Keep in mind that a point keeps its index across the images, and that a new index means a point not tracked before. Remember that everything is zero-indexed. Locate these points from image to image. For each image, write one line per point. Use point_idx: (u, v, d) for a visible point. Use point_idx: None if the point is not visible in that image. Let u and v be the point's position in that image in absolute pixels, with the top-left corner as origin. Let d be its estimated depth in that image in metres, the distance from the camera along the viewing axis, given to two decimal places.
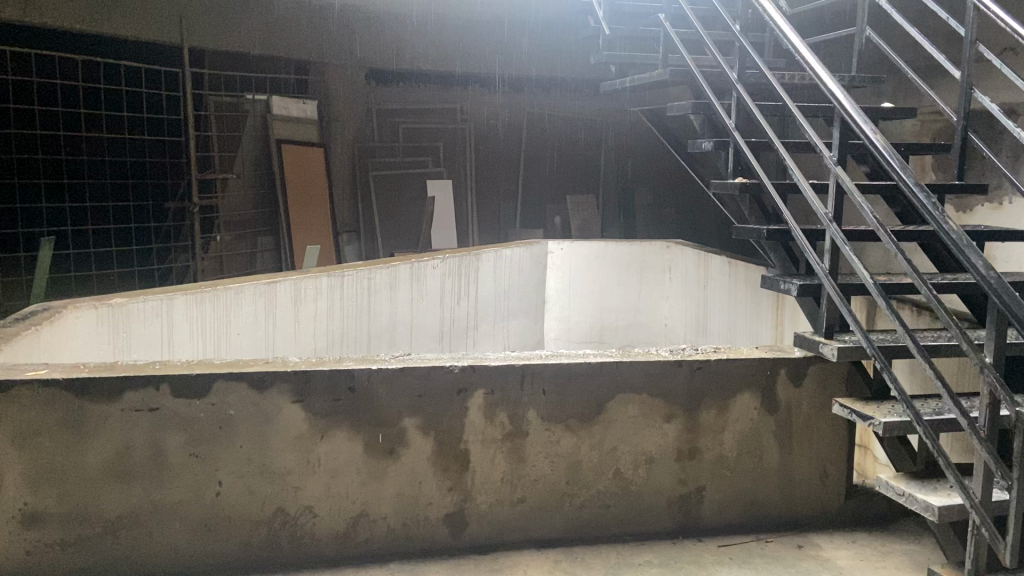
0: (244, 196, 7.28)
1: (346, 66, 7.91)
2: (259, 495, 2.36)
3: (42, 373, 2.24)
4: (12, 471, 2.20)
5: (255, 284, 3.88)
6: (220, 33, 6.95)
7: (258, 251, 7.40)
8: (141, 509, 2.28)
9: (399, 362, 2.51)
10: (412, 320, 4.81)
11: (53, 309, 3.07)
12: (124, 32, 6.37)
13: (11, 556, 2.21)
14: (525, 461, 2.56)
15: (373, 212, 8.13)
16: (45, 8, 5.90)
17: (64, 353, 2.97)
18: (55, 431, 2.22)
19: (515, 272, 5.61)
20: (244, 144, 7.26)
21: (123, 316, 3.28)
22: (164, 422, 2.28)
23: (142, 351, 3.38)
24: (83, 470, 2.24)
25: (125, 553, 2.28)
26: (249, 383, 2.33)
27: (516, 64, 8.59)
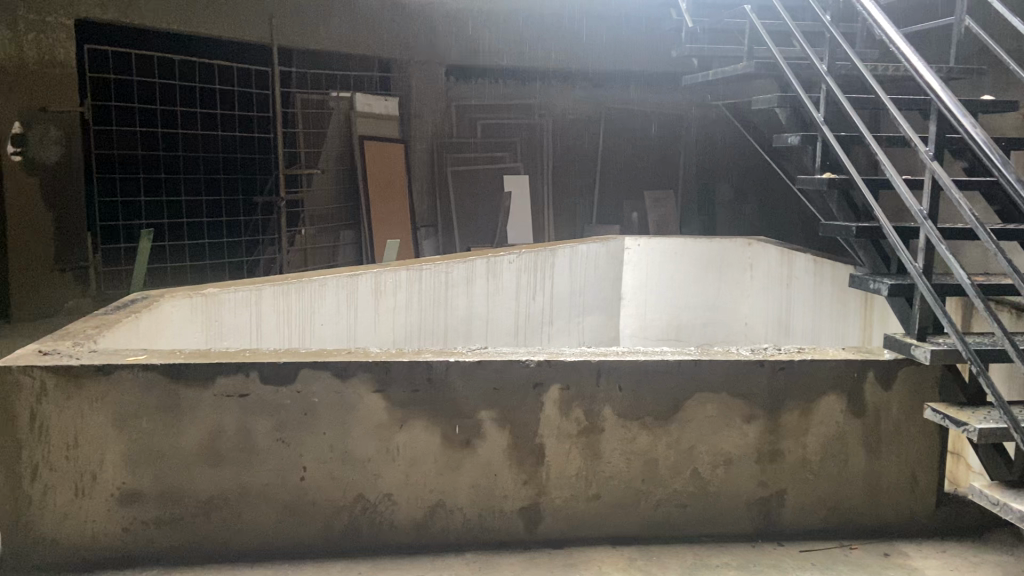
0: (328, 192, 7.44)
1: (427, 62, 8.01)
2: (340, 481, 2.43)
3: (141, 358, 2.36)
4: (112, 451, 2.32)
5: (337, 276, 3.98)
6: (306, 38, 7.07)
7: (340, 245, 7.57)
8: (230, 491, 2.38)
9: (476, 354, 2.53)
10: (488, 315, 4.86)
11: (151, 297, 3.22)
12: (221, 32, 6.49)
13: (112, 531, 2.33)
14: (601, 457, 2.55)
15: (450, 208, 8.20)
16: (146, 10, 6.00)
17: (160, 339, 3.11)
18: (152, 414, 2.33)
19: (592, 268, 5.58)
20: (330, 141, 7.33)
21: (215, 306, 3.41)
22: (253, 408, 2.37)
23: (233, 338, 3.50)
24: (177, 451, 2.34)
25: (215, 533, 2.38)
26: (332, 372, 2.40)
27: (594, 58, 8.59)
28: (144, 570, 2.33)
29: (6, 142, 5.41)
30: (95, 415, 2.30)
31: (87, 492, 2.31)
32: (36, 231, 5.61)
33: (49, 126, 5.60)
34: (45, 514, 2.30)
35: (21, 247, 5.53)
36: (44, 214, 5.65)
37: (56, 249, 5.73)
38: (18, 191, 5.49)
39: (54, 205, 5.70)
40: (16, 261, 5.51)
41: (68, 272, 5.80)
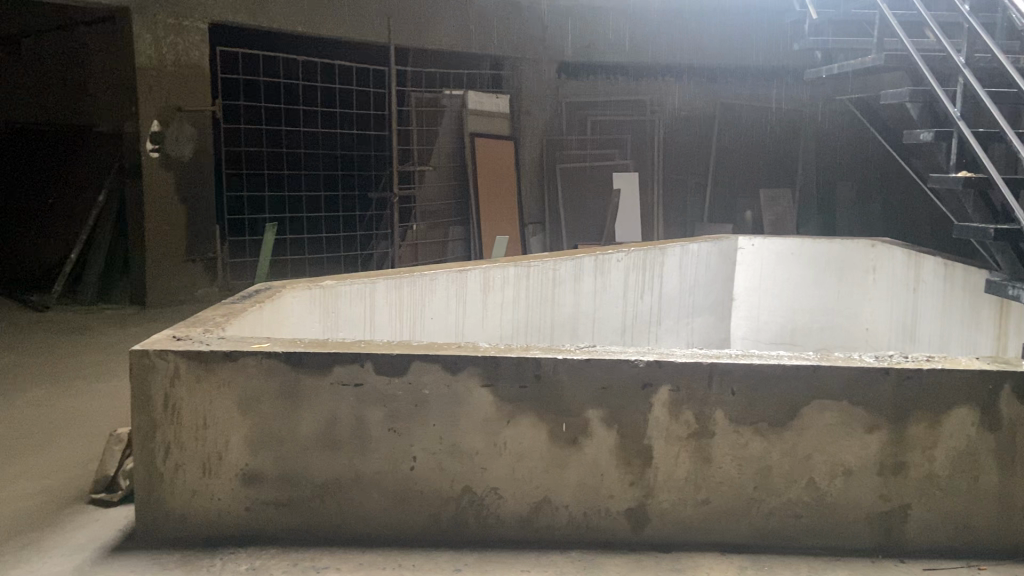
0: (437, 188, 7.56)
1: (540, 59, 8.02)
2: (449, 473, 2.47)
3: (265, 346, 2.47)
4: (236, 433, 2.44)
5: (448, 271, 4.05)
6: (420, 38, 7.20)
7: (449, 240, 7.69)
8: (344, 477, 2.46)
9: (585, 352, 2.52)
10: (596, 312, 4.83)
11: (274, 289, 3.37)
12: (342, 33, 6.70)
13: (234, 510, 2.45)
14: (711, 461, 2.49)
15: (558, 204, 8.20)
16: (273, 13, 6.27)
17: (281, 328, 3.24)
18: (274, 399, 2.43)
19: (702, 267, 5.46)
20: (441, 138, 7.53)
21: (332, 297, 3.53)
22: (367, 397, 2.45)
23: (348, 330, 3.62)
24: (296, 436, 2.45)
25: (329, 517, 2.47)
26: (443, 365, 2.44)
27: (708, 54, 8.44)
28: (263, 548, 2.43)
29: (145, 138, 5.73)
30: (223, 398, 2.43)
31: (214, 471, 2.44)
32: (170, 222, 5.92)
33: (183, 124, 5.93)
34: (176, 491, 2.44)
35: (157, 237, 5.84)
36: (178, 208, 5.97)
37: (187, 241, 6.04)
38: (155, 184, 5.82)
39: (187, 199, 6.02)
40: (153, 251, 5.83)
41: (197, 263, 6.13)
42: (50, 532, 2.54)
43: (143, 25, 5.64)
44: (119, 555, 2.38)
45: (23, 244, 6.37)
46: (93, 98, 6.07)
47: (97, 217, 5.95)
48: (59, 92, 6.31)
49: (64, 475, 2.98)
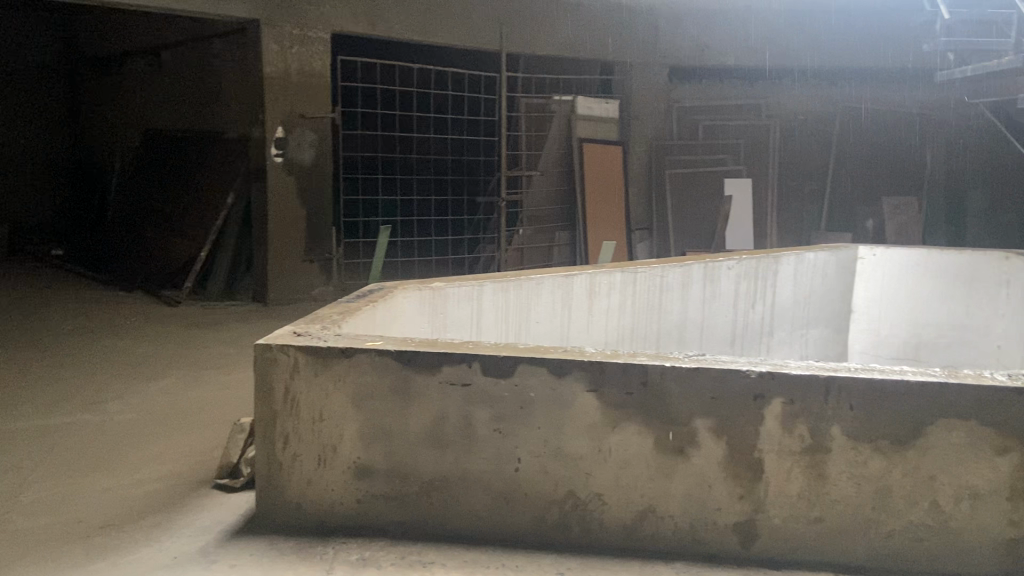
0: (544, 192, 7.59)
1: (652, 64, 7.92)
2: (553, 476, 2.48)
3: (378, 344, 2.55)
4: (350, 427, 2.53)
5: (554, 275, 4.07)
6: (532, 44, 7.26)
7: (555, 244, 7.67)
8: (451, 474, 2.50)
9: (694, 361, 2.48)
10: (703, 321, 4.73)
11: (386, 289, 3.46)
12: (455, 41, 6.84)
13: (347, 502, 2.54)
14: (826, 479, 2.40)
15: (667, 209, 8.09)
16: (390, 22, 6.47)
17: (392, 327, 3.33)
18: (386, 395, 2.51)
19: (819, 278, 5.26)
20: (549, 143, 7.56)
21: (441, 299, 3.60)
22: (475, 398, 2.49)
23: (456, 331, 3.68)
24: (406, 433, 2.51)
25: (436, 513, 2.52)
26: (549, 369, 2.46)
27: (829, 56, 8.14)
28: (373, 540, 2.51)
29: (269, 143, 6.03)
30: (337, 392, 2.52)
31: (328, 463, 2.54)
32: (290, 224, 6.18)
33: (305, 130, 6.17)
34: (292, 480, 2.55)
35: (277, 237, 6.12)
36: (297, 210, 6.21)
37: (305, 241, 6.28)
38: (278, 188, 6.10)
39: (305, 201, 6.25)
40: (274, 251, 6.12)
41: (314, 263, 6.34)
42: (178, 513, 2.70)
43: (271, 36, 5.94)
44: (240, 539, 2.50)
45: (156, 243, 6.76)
46: (226, 106, 6.50)
47: (225, 218, 6.32)
48: (200, 101, 6.82)
49: (192, 460, 3.17)
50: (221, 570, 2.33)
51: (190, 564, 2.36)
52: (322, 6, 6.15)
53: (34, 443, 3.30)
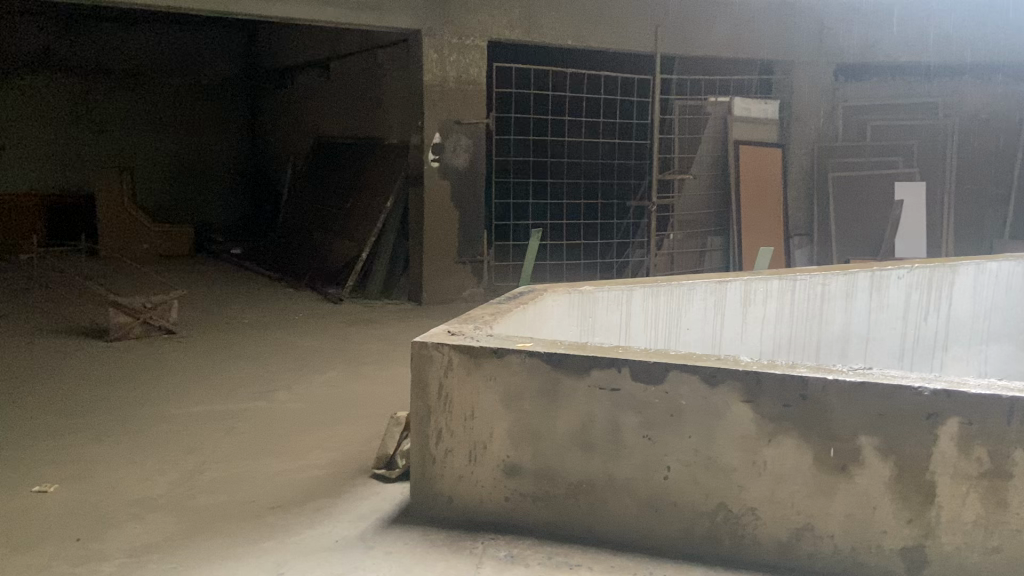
0: (698, 196, 7.43)
1: (815, 63, 7.56)
2: (704, 487, 2.41)
3: (529, 346, 2.59)
4: (500, 425, 2.57)
5: (707, 282, 3.96)
6: (688, 46, 7.11)
7: (707, 250, 7.51)
8: (599, 478, 2.50)
9: (859, 375, 2.34)
10: (869, 334, 4.46)
11: (537, 291, 3.49)
12: (609, 44, 6.80)
13: (495, 498, 2.59)
14: (1007, 507, 2.21)
15: (830, 216, 7.68)
16: (545, 29, 6.54)
17: (541, 330, 3.36)
18: (535, 396, 2.54)
19: (1002, 289, 4.83)
20: (704, 146, 7.41)
21: (590, 302, 3.58)
22: (624, 402, 2.47)
23: (604, 335, 3.66)
24: (554, 435, 2.53)
25: (583, 516, 2.52)
26: (701, 377, 2.39)
27: (1018, 49, 7.46)
28: (520, 538, 2.55)
29: (427, 149, 6.25)
30: (488, 391, 2.58)
31: (478, 460, 2.60)
32: (445, 227, 6.37)
33: (460, 136, 6.35)
34: (444, 475, 2.63)
35: (432, 240, 6.33)
36: (450, 213, 6.39)
37: (459, 244, 6.45)
38: (434, 192, 6.31)
39: (458, 204, 6.42)
40: (429, 253, 6.33)
41: (466, 265, 6.50)
42: (339, 499, 2.85)
43: (431, 46, 6.16)
44: (394, 529, 2.61)
45: (322, 243, 7.19)
46: (388, 113, 6.81)
47: (385, 220, 6.61)
48: (365, 109, 7.18)
49: (352, 449, 3.35)
50: (377, 557, 2.44)
51: (349, 548, 2.49)
52: (480, 15, 6.32)
53: (214, 427, 3.59)
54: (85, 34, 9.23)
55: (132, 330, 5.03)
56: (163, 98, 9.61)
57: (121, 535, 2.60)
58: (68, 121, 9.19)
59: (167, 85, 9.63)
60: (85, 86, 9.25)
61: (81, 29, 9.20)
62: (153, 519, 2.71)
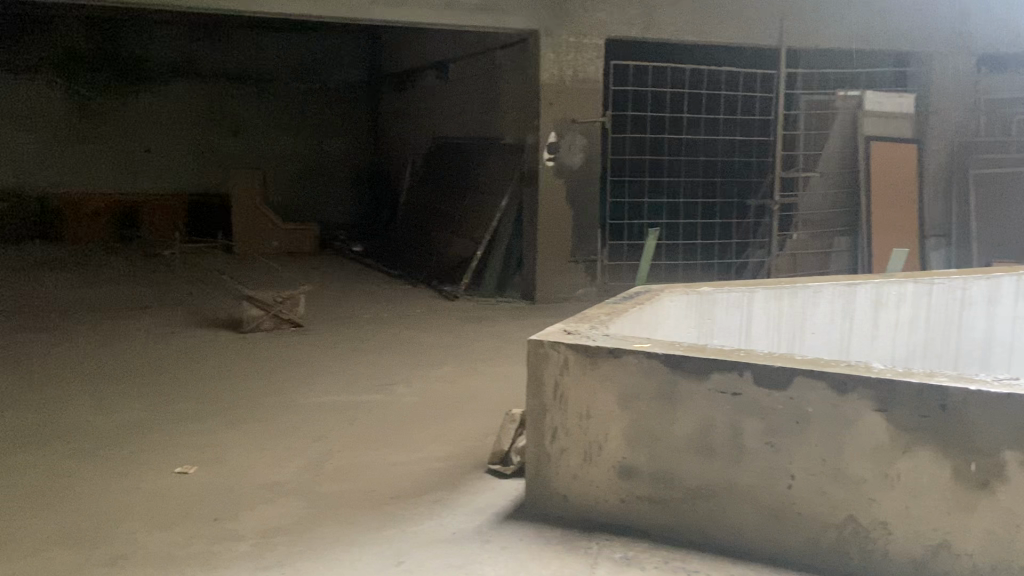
0: (825, 195, 7.12)
1: (955, 53, 7.10)
2: (830, 497, 2.31)
3: (647, 347, 2.56)
4: (616, 427, 2.55)
5: (835, 284, 3.79)
6: (816, 39, 6.83)
7: (834, 250, 7.18)
8: (718, 484, 2.43)
9: (1005, 386, 2.17)
10: (1013, 340, 4.17)
11: (653, 291, 3.43)
12: (731, 38, 6.62)
13: (611, 499, 2.57)
14: None
15: (970, 215, 7.16)
16: (664, 25, 6.43)
17: (657, 331, 3.30)
18: (651, 398, 2.50)
19: None
20: (831, 141, 7.07)
21: (710, 304, 3.49)
22: (745, 407, 2.40)
23: (723, 338, 3.56)
24: (672, 438, 2.49)
25: (702, 522, 2.47)
26: (829, 384, 2.29)
27: None
28: (636, 541, 2.52)
29: (543, 148, 6.28)
30: (604, 392, 2.56)
31: (594, 460, 2.59)
32: (560, 225, 6.38)
33: (576, 135, 6.34)
34: (560, 473, 2.64)
35: (546, 238, 6.35)
36: (565, 212, 6.39)
37: (573, 243, 6.44)
38: (549, 191, 6.33)
39: (573, 203, 6.41)
40: (543, 252, 6.36)
41: (580, 264, 6.48)
42: (457, 492, 2.91)
43: (548, 46, 6.19)
44: (509, 524, 2.63)
45: (439, 241, 7.35)
46: (504, 113, 6.88)
47: (499, 219, 6.69)
48: (482, 110, 7.28)
49: (469, 444, 3.41)
50: (494, 551, 2.47)
51: (466, 541, 2.53)
52: (598, 12, 6.28)
53: (337, 418, 3.73)
54: (220, 44, 9.78)
55: (263, 323, 5.29)
56: (293, 102, 10.07)
57: (253, 516, 2.74)
58: (205, 127, 9.81)
59: (295, 90, 10.07)
60: (220, 94, 9.82)
61: (217, 39, 9.76)
62: (282, 503, 2.84)
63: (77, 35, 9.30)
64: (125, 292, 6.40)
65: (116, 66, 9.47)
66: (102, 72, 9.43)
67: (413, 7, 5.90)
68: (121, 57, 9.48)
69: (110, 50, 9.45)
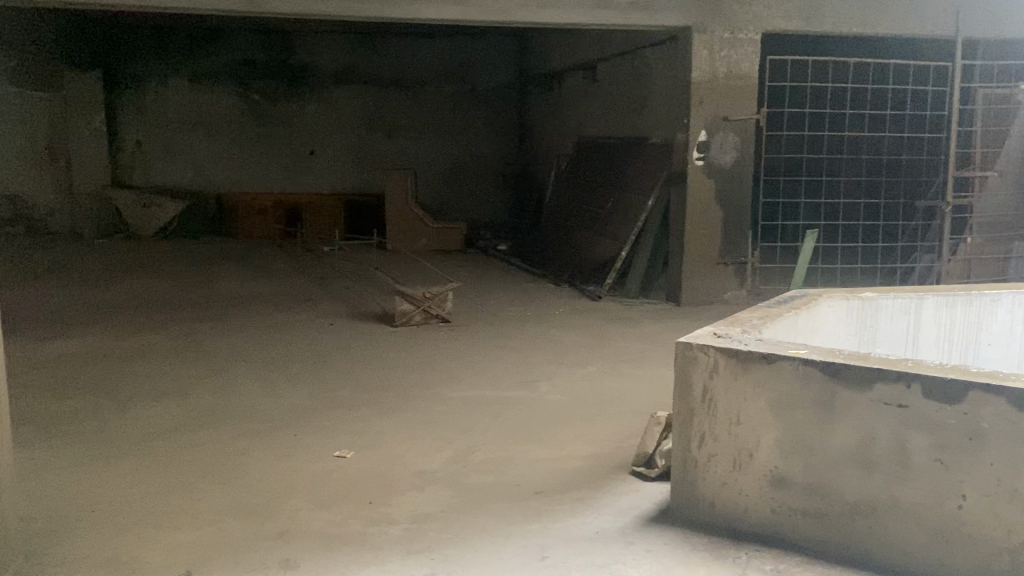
0: (1003, 196, 6.58)
1: None
2: (1006, 522, 2.13)
3: (803, 353, 2.45)
4: (768, 435, 2.47)
5: (1015, 291, 3.59)
6: (996, 27, 6.30)
7: (1012, 257, 6.68)
8: (879, 499, 2.30)
9: None
10: None
11: (810, 295, 3.27)
12: (901, 29, 6.22)
13: (762, 509, 2.50)
14: None
15: None
16: (826, 17, 6.13)
17: (813, 336, 3.15)
18: (807, 408, 2.40)
19: None
20: (1012, 139, 6.51)
21: (872, 309, 3.30)
22: (911, 421, 2.25)
23: (887, 346, 3.35)
24: (829, 450, 2.37)
25: (861, 539, 2.34)
26: (1009, 400, 2.11)
27: None
28: (787, 553, 2.43)
29: (692, 147, 6.15)
30: (757, 398, 2.48)
31: (744, 468, 2.51)
32: (708, 226, 6.24)
33: (727, 133, 6.17)
34: (707, 479, 2.58)
35: (694, 239, 6.22)
36: (713, 212, 6.24)
37: (722, 244, 6.28)
38: (697, 191, 6.19)
39: (722, 203, 6.24)
40: (690, 253, 6.23)
41: (729, 266, 6.31)
42: (601, 491, 2.91)
43: (701, 43, 6.05)
44: (654, 527, 2.61)
45: (583, 241, 7.36)
46: (653, 112, 6.79)
47: (645, 219, 6.61)
48: (630, 109, 7.23)
49: (612, 444, 3.40)
50: (637, 552, 2.45)
51: (610, 541, 2.52)
52: (755, 7, 6.08)
53: (483, 411, 3.82)
54: (378, 51, 10.21)
55: (413, 317, 5.49)
56: (444, 104, 10.37)
57: (405, 502, 2.86)
58: (362, 130, 10.31)
59: (446, 93, 10.36)
60: (377, 98, 10.28)
61: (375, 46, 10.20)
62: (431, 491, 2.94)
63: (253, 46, 10.03)
64: (289, 285, 6.84)
65: (284, 74, 10.12)
66: (272, 80, 10.11)
67: (565, 7, 5.94)
68: (289, 66, 10.11)
69: (279, 59, 10.09)
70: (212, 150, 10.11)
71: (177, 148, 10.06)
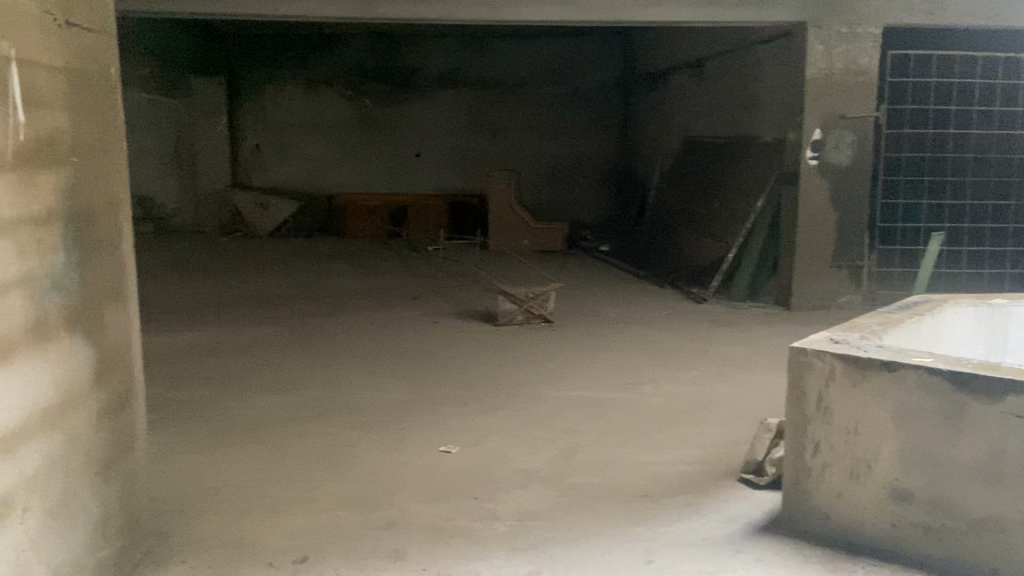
0: None
1: None
2: None
3: (928, 361, 2.34)
4: (888, 446, 2.36)
5: None
6: None
7: None
8: (1009, 517, 2.16)
9: None
10: None
11: (934, 300, 3.11)
12: None
13: (880, 523, 2.39)
14: None
15: None
16: (953, 9, 5.81)
17: (938, 344, 2.99)
18: (932, 418, 2.28)
19: None
20: None
21: (1003, 317, 3.11)
22: None
23: (1019, 356, 3.16)
24: (954, 463, 2.25)
25: (988, 558, 2.21)
26: None
27: None
28: (907, 570, 2.32)
29: (805, 147, 5.95)
30: (877, 407, 2.37)
31: (861, 479, 2.41)
32: (820, 228, 6.02)
33: (844, 132, 5.95)
34: (822, 489, 2.50)
35: (805, 241, 6.02)
36: (826, 214, 6.02)
37: (834, 247, 6.06)
38: (810, 192, 5.99)
39: (837, 204, 6.02)
40: (801, 256, 6.03)
41: (844, 270, 6.09)
42: (708, 497, 2.85)
43: (817, 38, 5.85)
44: (765, 536, 2.54)
45: (688, 243, 7.23)
46: (763, 111, 6.61)
47: (754, 221, 6.44)
48: (738, 109, 7.06)
49: (719, 450, 3.33)
50: (748, 561, 2.39)
51: (719, 548, 2.48)
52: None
53: (586, 412, 3.82)
54: (483, 54, 10.35)
55: (515, 317, 5.53)
56: (547, 105, 10.41)
57: (510, 499, 2.88)
58: (467, 131, 10.47)
59: (550, 94, 10.39)
60: (481, 100, 10.42)
61: (480, 49, 10.34)
62: (535, 489, 2.96)
63: (363, 51, 10.34)
64: (395, 283, 7.02)
65: (393, 77, 10.39)
66: (381, 83, 10.40)
67: (675, 5, 5.85)
68: (397, 70, 10.39)
69: (388, 63, 10.38)
70: (324, 152, 10.51)
71: (292, 150, 10.49)
